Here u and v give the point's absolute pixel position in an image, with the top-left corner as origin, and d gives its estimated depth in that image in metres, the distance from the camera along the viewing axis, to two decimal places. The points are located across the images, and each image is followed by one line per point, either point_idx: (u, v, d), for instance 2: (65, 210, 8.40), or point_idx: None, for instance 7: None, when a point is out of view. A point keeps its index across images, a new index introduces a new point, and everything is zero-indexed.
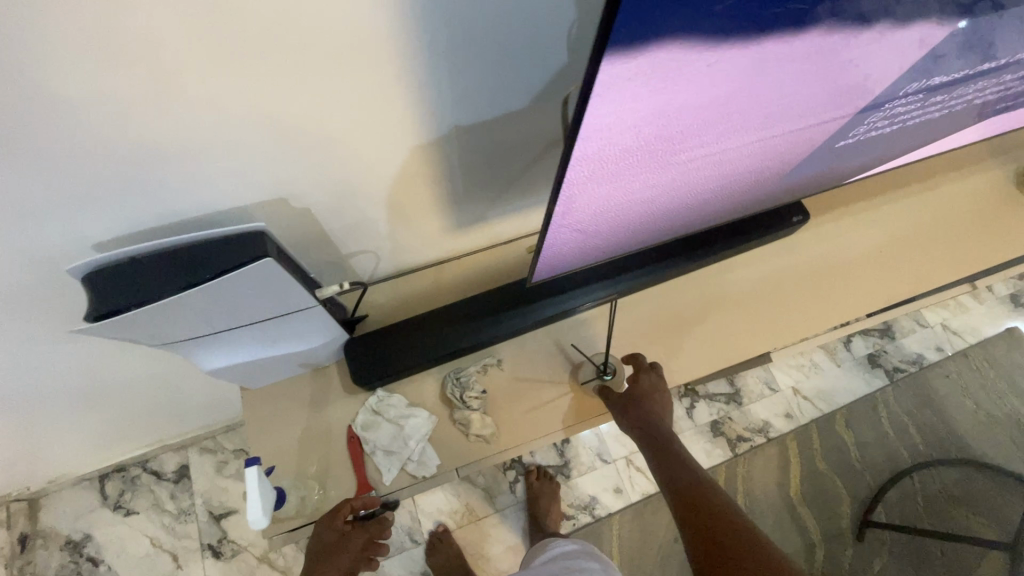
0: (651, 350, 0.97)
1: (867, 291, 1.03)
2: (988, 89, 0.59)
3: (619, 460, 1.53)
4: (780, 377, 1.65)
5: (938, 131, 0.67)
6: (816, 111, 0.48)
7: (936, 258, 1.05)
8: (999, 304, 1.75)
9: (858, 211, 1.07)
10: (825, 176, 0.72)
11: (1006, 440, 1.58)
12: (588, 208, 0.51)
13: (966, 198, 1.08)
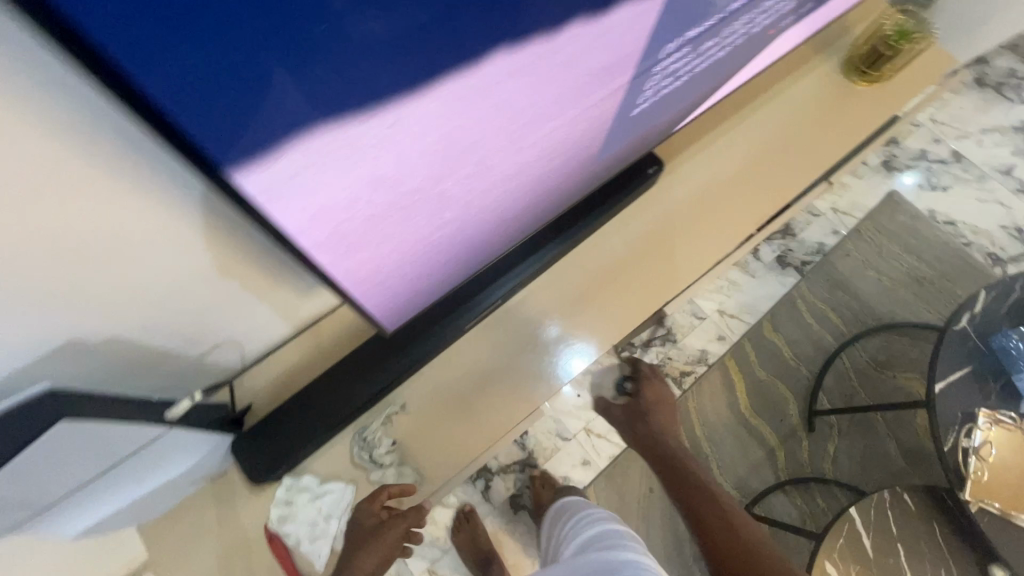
0: (556, 339, 0.95)
1: (738, 217, 1.05)
2: (760, 15, 0.58)
3: (579, 433, 1.55)
4: (705, 304, 1.69)
5: (733, 61, 0.67)
6: (578, 107, 0.45)
7: (793, 167, 1.08)
8: (875, 176, 1.86)
9: (713, 140, 1.07)
10: (648, 136, 0.71)
11: (911, 297, 1.70)
12: (386, 268, 0.48)
13: (806, 100, 1.10)
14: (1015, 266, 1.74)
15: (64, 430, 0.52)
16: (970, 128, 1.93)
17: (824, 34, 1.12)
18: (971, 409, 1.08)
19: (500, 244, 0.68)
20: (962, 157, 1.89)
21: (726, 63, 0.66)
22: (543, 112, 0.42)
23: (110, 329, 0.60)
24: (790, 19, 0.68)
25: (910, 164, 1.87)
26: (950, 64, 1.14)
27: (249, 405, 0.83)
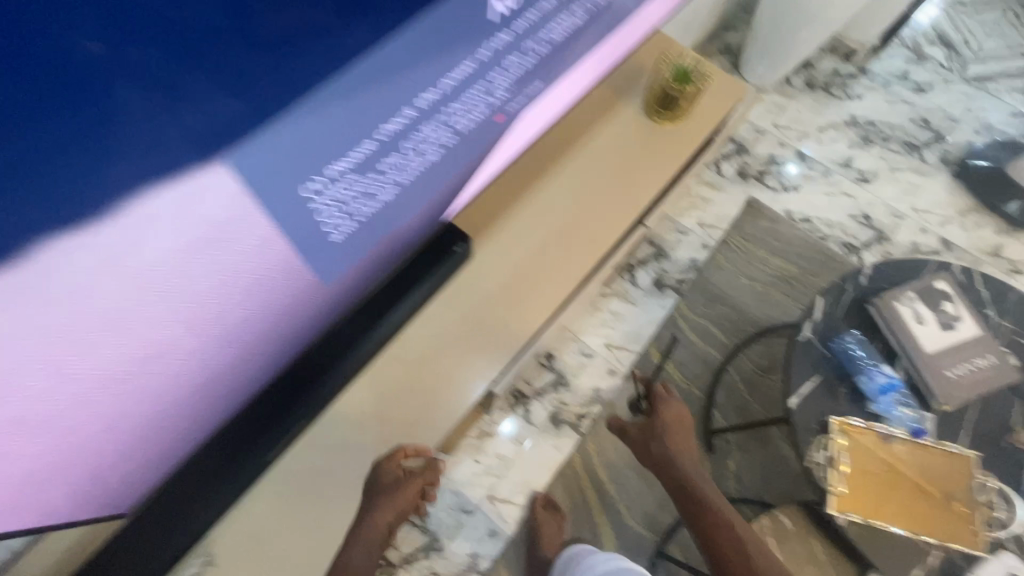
0: (376, 428, 0.99)
1: (557, 274, 1.07)
2: (442, 132, 0.55)
3: (482, 502, 1.47)
4: (592, 340, 1.68)
5: (460, 165, 0.65)
6: (179, 306, 0.44)
7: (605, 216, 1.10)
8: (733, 185, 1.93)
9: (525, 201, 1.08)
10: (408, 248, 0.67)
11: (782, 298, 1.75)
12: (44, 487, 0.47)
13: (612, 148, 1.14)
14: (868, 252, 1.84)
15: None
16: (809, 128, 2.06)
17: (616, 79, 1.15)
18: (824, 418, 1.10)
19: (240, 395, 0.63)
20: (806, 156, 2.00)
21: (448, 170, 0.64)
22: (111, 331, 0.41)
23: None
24: (522, 108, 0.65)
25: (762, 169, 1.97)
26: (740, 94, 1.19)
27: None
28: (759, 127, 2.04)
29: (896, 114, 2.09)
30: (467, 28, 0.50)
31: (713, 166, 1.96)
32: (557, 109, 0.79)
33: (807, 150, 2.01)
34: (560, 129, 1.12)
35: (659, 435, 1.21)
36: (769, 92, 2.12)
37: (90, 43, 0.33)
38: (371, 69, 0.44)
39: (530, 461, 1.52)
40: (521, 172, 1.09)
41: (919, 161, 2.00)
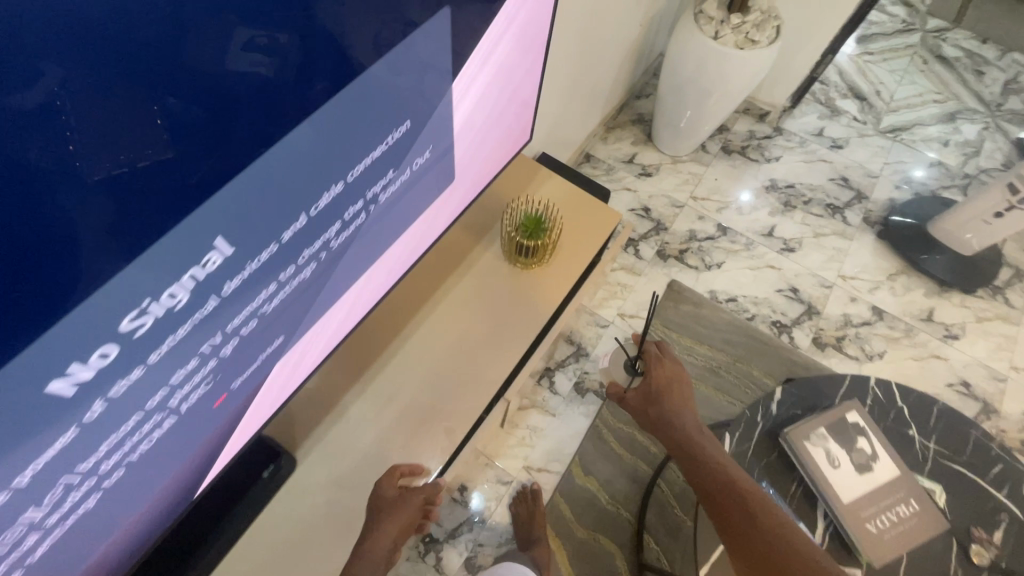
0: None
1: (409, 462, 0.88)
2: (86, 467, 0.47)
3: None
4: (509, 464, 1.52)
5: (166, 464, 0.57)
6: None
7: (464, 385, 0.95)
8: (653, 267, 1.82)
9: (370, 376, 0.93)
10: (115, 548, 0.60)
11: (713, 391, 1.62)
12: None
13: (474, 295, 1.01)
14: (799, 330, 1.73)
15: None
16: (729, 196, 1.96)
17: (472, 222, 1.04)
18: None
19: None
20: (727, 228, 1.90)
21: (150, 475, 0.56)
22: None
23: None
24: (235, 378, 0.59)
25: (682, 247, 1.86)
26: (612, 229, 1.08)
27: None
28: (677, 200, 1.94)
29: (815, 174, 2.02)
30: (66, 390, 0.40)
31: (631, 248, 1.85)
32: (324, 334, 0.72)
33: (746, 196, 1.97)
34: (411, 284, 1.00)
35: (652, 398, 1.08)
36: (685, 161, 2.02)
37: (83, 172, 0.35)
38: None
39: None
40: (367, 343, 0.94)
41: (842, 222, 1.93)
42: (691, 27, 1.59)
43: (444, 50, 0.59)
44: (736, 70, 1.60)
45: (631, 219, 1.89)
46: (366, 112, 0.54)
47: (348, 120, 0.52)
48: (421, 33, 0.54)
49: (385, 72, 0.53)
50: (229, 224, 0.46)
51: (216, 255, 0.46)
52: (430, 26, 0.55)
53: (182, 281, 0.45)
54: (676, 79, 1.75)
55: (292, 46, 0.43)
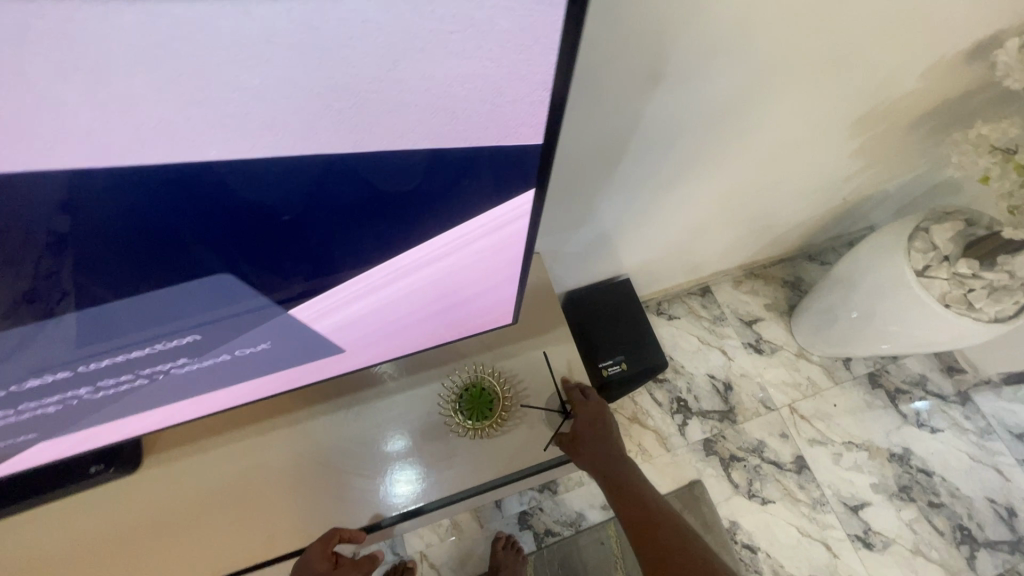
0: None
1: (182, 559, 0.80)
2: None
3: None
4: (410, 540, 1.42)
5: None
6: None
7: (287, 514, 0.84)
8: (689, 452, 1.51)
9: (213, 453, 0.86)
10: None
11: None
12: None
13: (366, 430, 0.89)
14: None
15: None
16: (836, 434, 1.53)
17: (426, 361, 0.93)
18: None
19: None
20: (806, 468, 1.49)
21: None
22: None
23: None
24: None
25: (736, 453, 1.51)
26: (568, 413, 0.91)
27: None
28: (769, 400, 1.57)
29: (972, 479, 1.47)
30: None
31: (679, 416, 1.55)
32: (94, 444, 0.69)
33: (919, 404, 1.55)
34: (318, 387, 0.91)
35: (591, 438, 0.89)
36: (812, 362, 1.62)
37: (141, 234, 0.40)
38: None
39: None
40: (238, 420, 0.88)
41: (963, 561, 1.40)
42: (897, 243, 1.19)
43: (232, 297, 0.51)
44: (929, 323, 1.18)
45: (702, 388, 1.58)
46: (230, 296, 0.51)
47: (61, 328, 0.47)
48: (179, 288, 0.47)
49: (107, 309, 0.46)
50: None
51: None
52: (195, 284, 0.47)
53: None
54: (847, 280, 1.35)
55: (229, 246, 0.44)
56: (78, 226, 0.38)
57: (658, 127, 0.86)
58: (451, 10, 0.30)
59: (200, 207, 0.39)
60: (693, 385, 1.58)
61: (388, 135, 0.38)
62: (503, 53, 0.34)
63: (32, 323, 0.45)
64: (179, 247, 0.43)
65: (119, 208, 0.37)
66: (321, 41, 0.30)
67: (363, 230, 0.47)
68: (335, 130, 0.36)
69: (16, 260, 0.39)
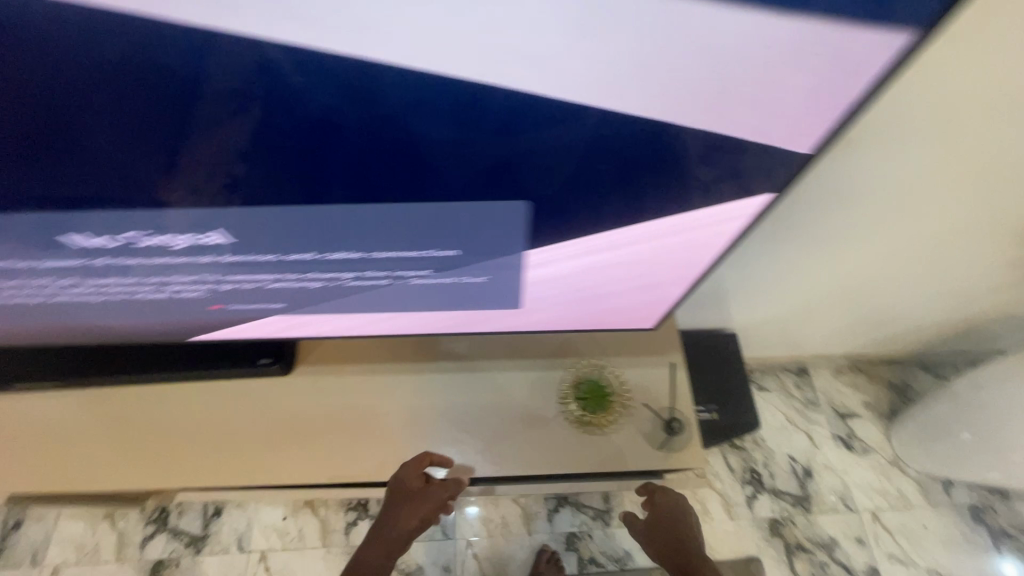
0: (104, 441, 0.93)
1: (319, 456, 0.92)
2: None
3: (254, 553, 1.49)
4: (462, 526, 1.49)
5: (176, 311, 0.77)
6: None
7: (412, 443, 0.94)
8: (753, 527, 1.46)
9: (353, 377, 0.98)
10: (126, 332, 0.83)
11: None
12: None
13: (487, 391, 0.98)
14: None
15: None
16: (919, 558, 1.42)
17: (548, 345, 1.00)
18: None
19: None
20: None
21: (161, 309, 0.77)
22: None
23: None
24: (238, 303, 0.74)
25: (803, 543, 1.44)
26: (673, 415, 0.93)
27: None
28: (851, 500, 1.49)
29: None
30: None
31: (750, 487, 1.51)
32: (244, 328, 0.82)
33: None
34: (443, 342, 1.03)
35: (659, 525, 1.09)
36: (906, 475, 1.52)
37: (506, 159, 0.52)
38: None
39: (308, 563, 1.48)
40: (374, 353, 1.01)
41: None
42: None
43: (507, 228, 0.62)
44: None
45: (780, 466, 1.54)
46: (504, 227, 0.62)
47: (388, 222, 0.60)
48: (489, 209, 0.59)
49: (430, 213, 0.59)
50: (258, 224, 0.59)
51: (162, 239, 0.60)
52: (501, 208, 0.59)
53: (207, 235, 0.60)
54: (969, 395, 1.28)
55: (550, 183, 0.56)
56: (479, 143, 0.50)
57: (844, 189, 0.95)
58: (840, 35, 0.41)
59: (420, 116, 0.47)
60: (770, 461, 1.54)
61: (733, 117, 0.48)
62: (846, 69, 0.45)
63: (384, 212, 0.58)
64: (521, 175, 0.55)
65: (516, 134, 0.49)
66: (677, 31, 0.40)
67: (645, 195, 0.58)
68: (686, 105, 0.47)
69: (417, 163, 0.52)
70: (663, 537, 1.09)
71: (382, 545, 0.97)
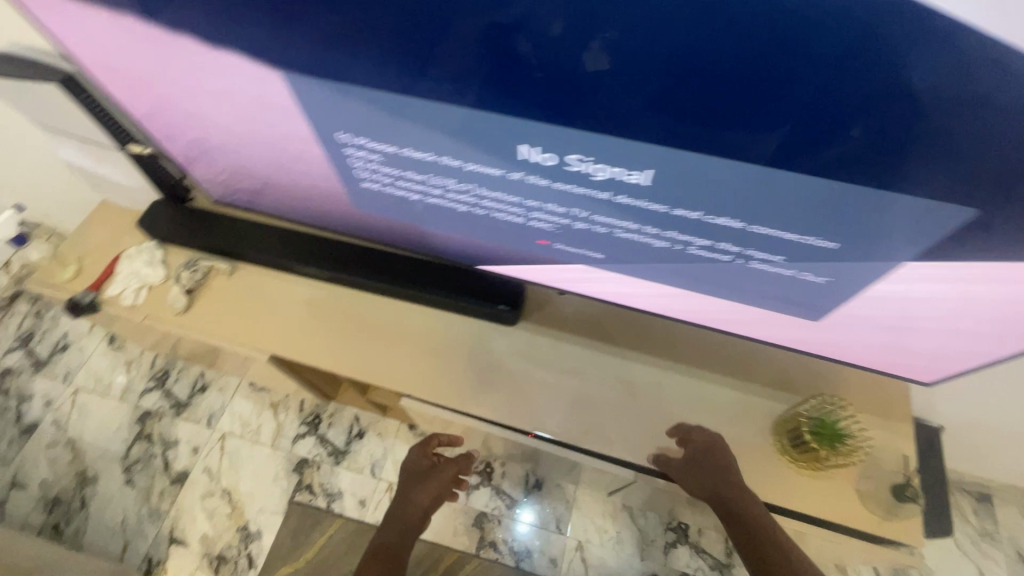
0: (354, 338, 1.07)
1: (540, 407, 0.99)
2: (387, 188, 0.70)
3: (383, 482, 1.62)
4: (574, 525, 1.54)
5: (499, 238, 0.74)
6: (248, 125, 0.66)
7: (629, 425, 0.96)
8: None
9: (577, 346, 1.03)
10: (426, 240, 0.82)
11: None
12: (163, 122, 0.74)
13: (706, 400, 0.96)
14: None
15: (54, 92, 0.93)
16: None
17: (776, 373, 0.96)
18: None
19: (308, 206, 0.86)
20: None
21: (485, 233, 0.73)
22: (268, 103, 0.60)
23: (52, 78, 0.92)
24: (568, 245, 0.69)
25: None
26: (906, 483, 0.83)
27: (190, 197, 1.20)
28: None
29: None
30: (456, 154, 0.59)
31: None
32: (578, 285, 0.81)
33: None
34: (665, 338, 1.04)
35: (699, 467, 0.88)
36: None
37: None
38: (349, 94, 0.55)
39: None
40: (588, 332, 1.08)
41: None
42: None
43: (939, 231, 0.49)
44: None
45: None
46: (931, 229, 0.49)
47: (812, 186, 0.49)
48: (943, 208, 0.47)
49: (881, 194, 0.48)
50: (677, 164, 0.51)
51: (651, 204, 0.57)
52: (952, 211, 0.47)
53: (621, 167, 0.54)
54: None
55: None
56: None
57: None
58: None
59: (821, 63, 0.40)
60: None
61: None
62: None
63: (833, 178, 0.48)
64: None
65: None
66: None
67: None
68: None
69: (943, 117, 0.41)
70: (707, 484, 0.87)
71: (398, 521, 1.14)
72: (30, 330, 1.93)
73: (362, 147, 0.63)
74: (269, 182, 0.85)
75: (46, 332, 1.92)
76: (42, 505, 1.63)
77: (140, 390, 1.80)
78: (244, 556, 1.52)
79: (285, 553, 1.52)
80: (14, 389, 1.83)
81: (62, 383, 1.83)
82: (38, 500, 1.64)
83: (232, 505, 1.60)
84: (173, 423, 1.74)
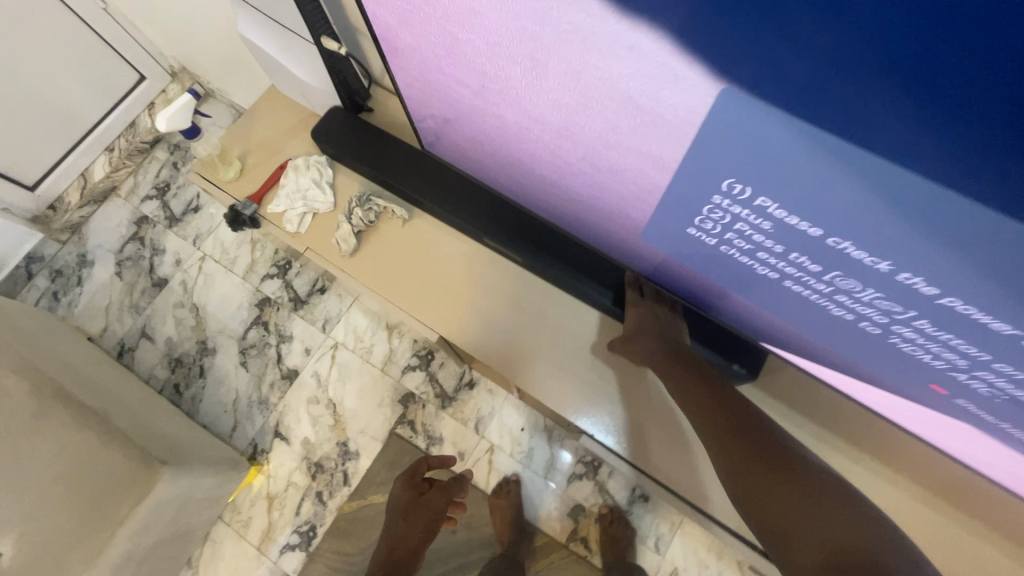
0: (536, 344, 0.92)
1: None
2: (729, 250, 0.47)
3: (485, 441, 1.55)
4: (674, 550, 1.44)
5: (853, 351, 0.50)
6: (577, 121, 0.44)
7: None
8: None
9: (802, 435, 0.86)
10: (718, 295, 0.60)
11: None
12: (434, 62, 0.52)
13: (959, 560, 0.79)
14: None
15: None
16: None
17: None
18: None
19: (556, 203, 0.65)
20: None
21: (840, 341, 0.50)
22: (648, 112, 0.37)
23: None
24: (989, 410, 0.45)
25: None
26: None
27: (371, 110, 0.99)
28: None
29: None
30: (940, 282, 0.34)
31: None
32: (935, 431, 0.56)
33: None
34: (919, 459, 0.83)
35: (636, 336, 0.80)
36: None
37: None
38: (837, 156, 0.31)
39: (526, 482, 1.51)
40: (815, 416, 0.87)
41: None
42: None
43: None
44: None
45: None
46: None
47: None
48: None
49: None
50: None
51: None
52: None
53: None
54: None
55: None
56: None
57: None
58: None
59: None
60: None
61: None
62: None
63: None
64: None
65: None
66: None
67: None
68: None
69: None
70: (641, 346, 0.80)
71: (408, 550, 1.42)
72: (168, 182, 1.90)
73: (752, 208, 0.40)
74: (519, 169, 0.63)
75: (182, 187, 1.89)
76: (166, 362, 1.70)
77: (261, 274, 1.77)
78: (340, 472, 1.54)
79: (379, 483, 1.53)
80: (149, 240, 1.84)
81: (192, 245, 1.82)
82: (162, 356, 1.70)
83: (335, 418, 1.60)
84: (291, 315, 1.71)
